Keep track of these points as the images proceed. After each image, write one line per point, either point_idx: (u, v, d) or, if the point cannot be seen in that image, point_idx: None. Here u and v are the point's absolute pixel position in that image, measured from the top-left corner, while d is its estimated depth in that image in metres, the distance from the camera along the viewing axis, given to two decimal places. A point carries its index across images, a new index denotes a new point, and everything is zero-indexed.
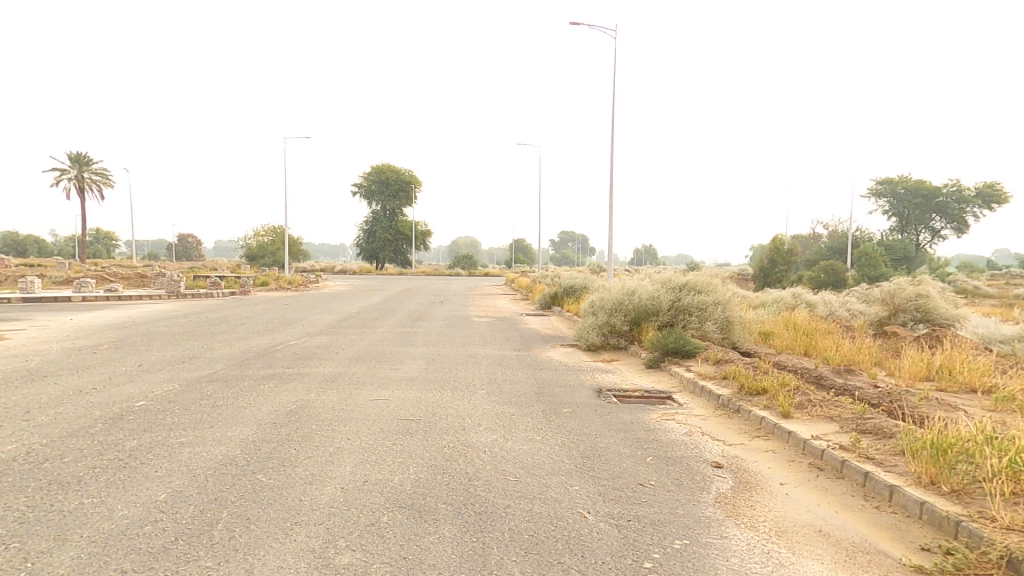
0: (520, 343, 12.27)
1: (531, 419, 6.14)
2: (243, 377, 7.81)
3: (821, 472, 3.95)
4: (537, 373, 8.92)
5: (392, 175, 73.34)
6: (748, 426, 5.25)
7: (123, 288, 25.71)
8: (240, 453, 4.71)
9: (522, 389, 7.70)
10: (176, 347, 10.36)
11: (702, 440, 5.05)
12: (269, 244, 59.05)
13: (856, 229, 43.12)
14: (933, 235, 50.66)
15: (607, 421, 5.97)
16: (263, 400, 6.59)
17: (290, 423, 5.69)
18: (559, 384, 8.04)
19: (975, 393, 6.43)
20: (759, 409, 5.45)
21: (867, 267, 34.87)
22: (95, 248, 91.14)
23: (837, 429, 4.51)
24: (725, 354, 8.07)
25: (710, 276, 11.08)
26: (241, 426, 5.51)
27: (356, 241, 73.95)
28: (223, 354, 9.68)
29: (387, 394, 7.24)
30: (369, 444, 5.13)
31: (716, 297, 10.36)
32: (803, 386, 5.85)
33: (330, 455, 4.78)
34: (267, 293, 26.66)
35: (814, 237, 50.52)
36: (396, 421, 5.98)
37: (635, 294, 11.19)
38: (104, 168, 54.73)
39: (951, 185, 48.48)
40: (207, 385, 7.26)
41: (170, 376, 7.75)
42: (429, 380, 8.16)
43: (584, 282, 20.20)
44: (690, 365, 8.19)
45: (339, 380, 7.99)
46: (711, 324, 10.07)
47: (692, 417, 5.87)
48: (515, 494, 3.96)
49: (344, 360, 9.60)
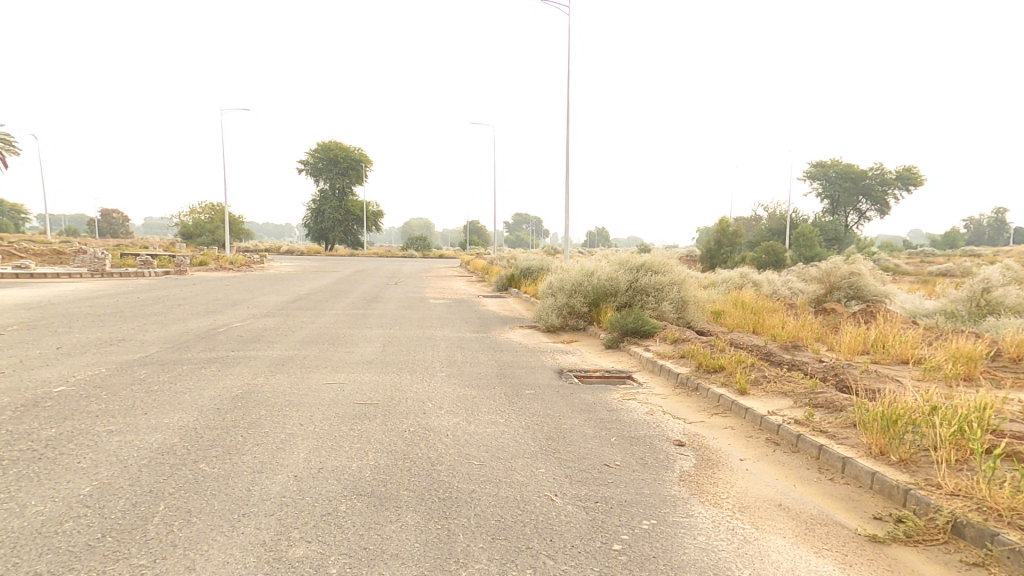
0: (478, 325, 12.15)
1: (494, 401, 6.05)
2: (181, 361, 7.26)
3: (777, 446, 4.07)
4: (497, 355, 8.82)
5: (340, 151, 70.46)
6: (707, 404, 5.36)
7: (39, 266, 23.52)
8: (179, 441, 4.34)
9: (482, 372, 7.59)
10: (103, 329, 9.51)
11: (663, 419, 5.12)
12: (208, 223, 55.69)
13: (794, 213, 45.45)
14: (861, 218, 54.15)
15: (569, 402, 5.96)
16: (204, 385, 6.13)
17: (237, 409, 5.33)
18: (520, 366, 7.98)
19: (906, 364, 6.87)
20: (717, 387, 5.58)
21: (803, 248, 36.95)
22: (6, 224, 83.01)
23: (791, 404, 4.67)
24: (682, 334, 8.26)
25: (666, 257, 11.29)
26: (180, 412, 5.10)
27: (304, 220, 71.00)
28: (158, 336, 8.97)
29: (343, 378, 6.93)
30: (325, 430, 4.85)
31: (673, 278, 10.57)
32: (757, 364, 6.04)
33: (282, 441, 4.49)
34: (206, 273, 25.11)
35: (756, 219, 53.00)
36: (352, 405, 5.71)
37: (594, 275, 11.27)
38: (6, 134, 49.20)
39: (876, 169, 51.87)
40: (140, 369, 6.68)
41: (97, 360, 7.09)
42: (386, 363, 7.89)
43: (541, 263, 20.26)
44: (648, 345, 8.31)
45: (289, 363, 7.58)
46: (668, 303, 10.28)
47: (652, 397, 5.95)
48: (480, 479, 3.85)
49: (294, 343, 9.13)
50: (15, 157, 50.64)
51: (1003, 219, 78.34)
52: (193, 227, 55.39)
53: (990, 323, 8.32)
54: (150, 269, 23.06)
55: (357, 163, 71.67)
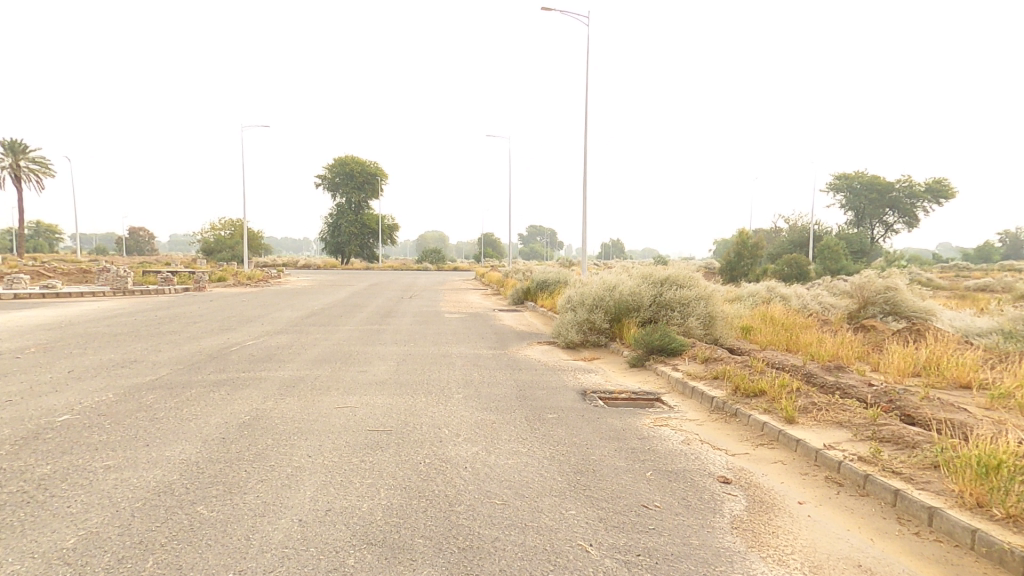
0: (495, 340, 11.77)
1: (515, 427, 5.64)
2: (191, 384, 7.00)
3: (841, 488, 3.61)
4: (516, 374, 8.42)
5: (356, 167, 71.30)
6: (750, 433, 4.90)
7: (63, 284, 23.88)
8: (178, 478, 4.01)
9: (501, 393, 7.19)
10: (116, 350, 9.34)
11: (702, 450, 4.67)
12: (227, 239, 56.57)
13: (817, 224, 44.41)
14: (886, 229, 52.71)
15: (597, 428, 5.53)
16: (212, 411, 5.85)
17: (243, 438, 5.01)
18: (541, 387, 7.57)
19: (965, 390, 6.32)
20: (760, 414, 5.12)
21: (828, 260, 36.00)
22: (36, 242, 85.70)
23: (850, 437, 4.20)
24: (713, 353, 7.79)
25: (692, 270, 10.85)
26: (183, 442, 4.79)
27: (321, 235, 71.80)
28: (170, 357, 8.76)
29: (356, 400, 6.60)
30: (333, 463, 4.50)
31: (700, 292, 10.12)
32: (803, 388, 5.56)
33: (287, 477, 4.15)
34: (224, 289, 25.16)
35: (776, 230, 52.02)
36: (364, 433, 5.35)
37: (616, 289, 10.88)
38: (43, 158, 51.11)
39: (903, 182, 50.44)
40: (148, 394, 6.43)
41: (106, 384, 6.87)
42: (401, 384, 7.55)
43: (558, 276, 19.86)
44: (677, 364, 7.85)
45: (301, 385, 7.27)
46: (695, 319, 9.82)
47: (687, 423, 5.50)
48: (505, 523, 3.44)
49: (307, 362, 8.85)
50: (48, 177, 52.28)
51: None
52: (213, 243, 56.24)
53: None
54: (169, 285, 23.17)
55: (374, 178, 72.46)
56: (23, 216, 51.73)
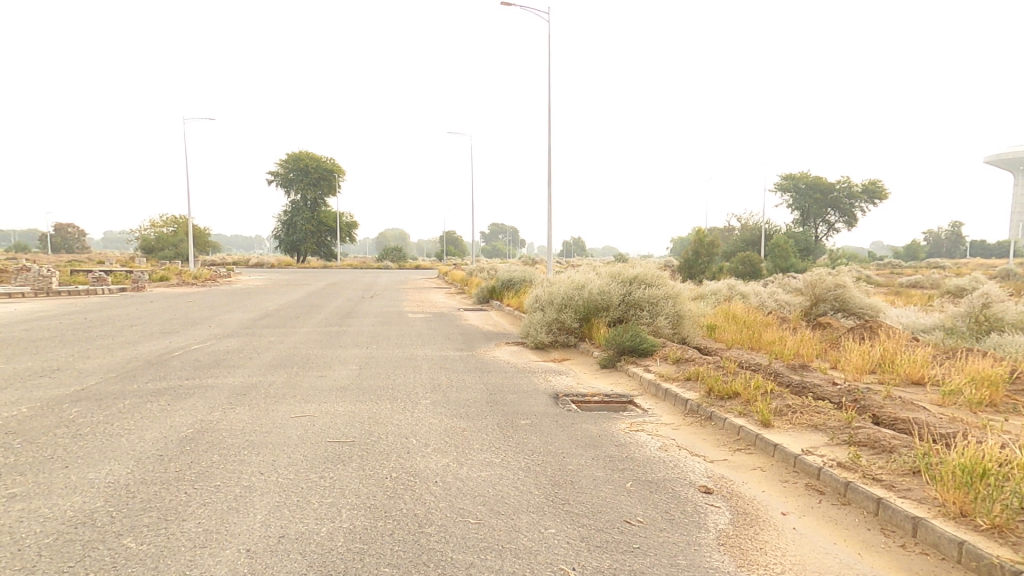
0: (461, 341, 11.43)
1: (486, 436, 5.36)
2: (125, 395, 6.33)
3: (822, 496, 3.52)
4: (485, 377, 8.14)
5: (312, 161, 68.97)
6: (726, 437, 4.80)
7: None
8: (102, 505, 3.50)
9: (470, 398, 6.88)
10: (39, 357, 8.42)
11: (680, 456, 4.53)
12: (172, 235, 53.46)
13: (767, 223, 46.17)
14: (830, 229, 55.46)
15: (572, 435, 5.32)
16: (147, 424, 5.26)
17: (184, 455, 4.49)
18: (511, 391, 7.31)
19: (920, 385, 6.51)
20: (735, 417, 5.04)
21: (779, 259, 37.50)
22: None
23: (827, 442, 4.14)
24: (684, 353, 7.77)
25: (659, 270, 10.87)
26: (112, 463, 4.24)
27: (275, 232, 69.07)
28: (103, 364, 7.96)
29: (313, 409, 6.13)
30: (288, 480, 4.07)
31: (668, 291, 10.15)
32: (775, 390, 5.53)
33: (234, 499, 3.70)
34: (167, 289, 23.61)
35: (729, 230, 53.83)
36: (323, 445, 4.93)
37: (585, 289, 10.78)
38: None
39: (844, 183, 53.20)
40: (72, 407, 5.75)
41: (23, 396, 6.11)
42: (363, 389, 7.11)
43: (523, 274, 19.69)
44: (648, 365, 7.78)
45: (252, 393, 6.72)
46: (663, 318, 9.84)
47: (662, 428, 5.37)
48: (480, 546, 3.16)
49: (259, 367, 8.25)
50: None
51: (960, 232, 81.74)
52: (156, 240, 53.01)
53: (994, 341, 8.11)
54: (105, 285, 21.50)
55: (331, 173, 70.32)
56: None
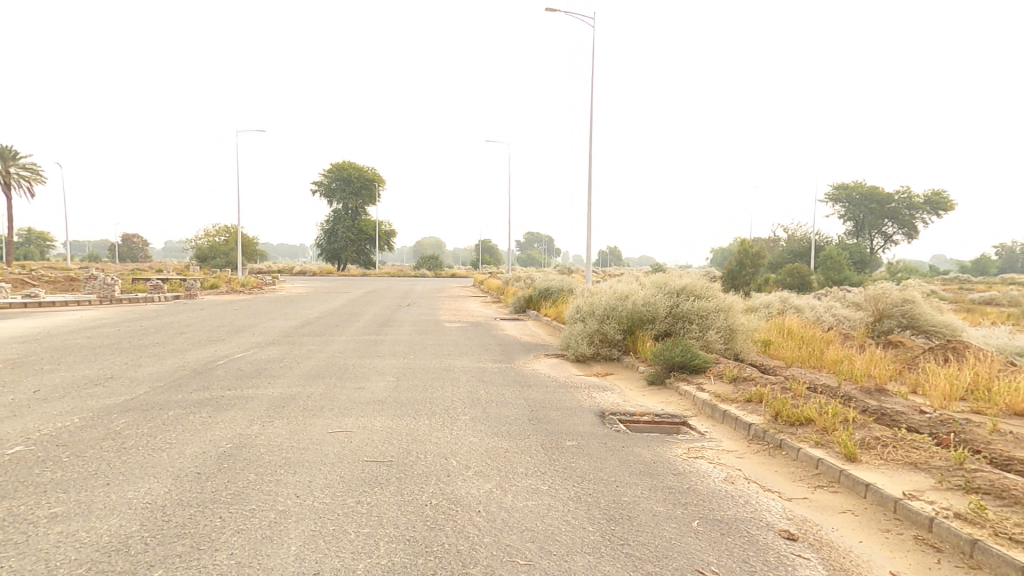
0: (499, 352, 11.14)
1: (531, 458, 5.02)
2: (170, 405, 6.32)
3: (940, 553, 3.00)
4: (526, 392, 7.79)
5: (353, 172, 70.77)
6: (803, 470, 4.30)
7: (48, 292, 23.10)
8: (137, 531, 3.34)
9: (512, 414, 6.55)
10: (94, 364, 8.62)
11: (751, 491, 4.06)
12: (222, 244, 55.80)
13: (817, 235, 44.12)
14: (886, 241, 52.46)
15: (624, 461, 4.91)
16: (188, 438, 5.17)
17: (221, 473, 4.35)
18: (554, 407, 6.93)
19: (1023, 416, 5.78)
20: (812, 447, 4.53)
21: (832, 271, 35.72)
22: (27, 247, 84.66)
23: (935, 487, 3.61)
24: (742, 371, 7.21)
25: (709, 281, 10.29)
26: (150, 480, 4.12)
27: (317, 241, 71.15)
28: (151, 373, 8.06)
29: (351, 424, 5.94)
30: (324, 505, 3.84)
31: (720, 303, 9.58)
32: (857, 418, 4.96)
33: (269, 526, 3.49)
34: (215, 296, 24.38)
35: (775, 241, 51.85)
36: (360, 465, 4.70)
37: (629, 300, 10.34)
38: (36, 164, 50.33)
39: (902, 194, 50.31)
40: (119, 418, 5.74)
41: (75, 404, 6.17)
42: (402, 403, 6.89)
43: (561, 284, 19.30)
44: (701, 383, 7.26)
45: (291, 406, 6.61)
46: (715, 331, 9.27)
47: (724, 456, 4.89)
48: None
49: (299, 378, 8.19)
50: (40, 181, 51.35)
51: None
52: (208, 249, 55.45)
53: None
54: (159, 292, 22.42)
55: (371, 183, 71.97)
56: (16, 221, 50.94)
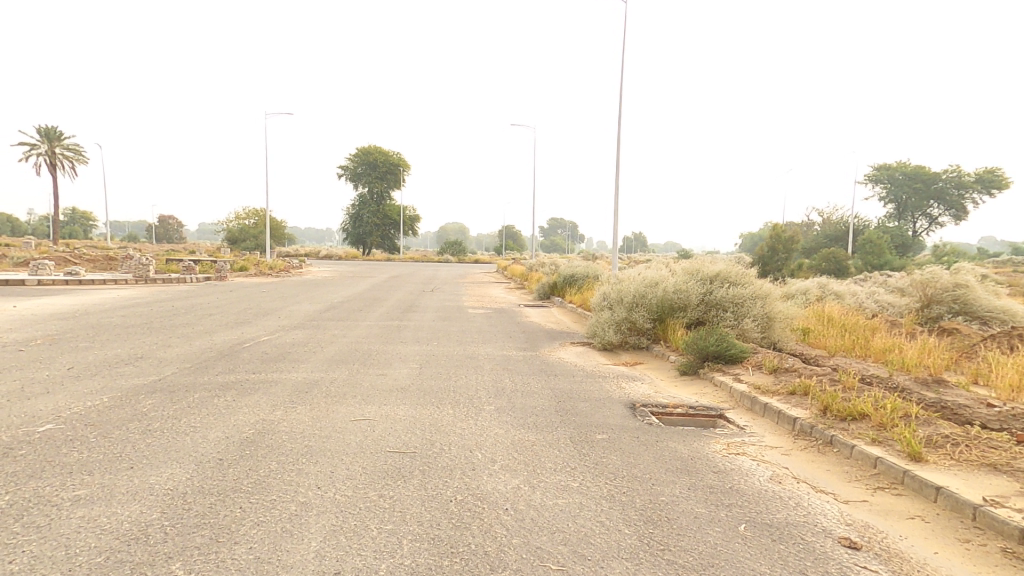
0: (523, 340, 10.93)
1: (559, 452, 4.79)
2: (196, 387, 6.29)
3: None
4: (552, 381, 7.57)
5: (379, 156, 71.05)
6: (859, 470, 3.97)
7: (87, 272, 23.77)
8: (157, 519, 3.23)
9: (538, 405, 6.33)
10: (126, 343, 8.70)
11: (801, 492, 3.76)
12: (251, 228, 56.90)
13: (856, 217, 42.41)
14: (931, 223, 50.09)
15: (659, 456, 4.64)
16: (213, 422, 5.10)
17: (242, 461, 4.24)
18: (582, 398, 6.68)
19: None
20: (869, 445, 4.19)
21: (871, 255, 34.36)
22: (70, 230, 87.94)
23: (1019, 493, 3.25)
24: (782, 362, 6.82)
25: (745, 267, 9.83)
26: (171, 466, 4.03)
27: (343, 226, 71.98)
28: (179, 354, 8.09)
29: (374, 412, 5.83)
30: (346, 498, 3.71)
31: (756, 290, 9.14)
32: (917, 413, 4.59)
33: (289, 520, 3.36)
34: (244, 279, 24.77)
35: (808, 224, 50.15)
36: (381, 456, 4.58)
37: (659, 286, 9.97)
38: (78, 146, 52.02)
39: (952, 172, 47.87)
40: (146, 398, 5.72)
41: (105, 382, 6.19)
42: (425, 391, 6.75)
43: (586, 270, 18.94)
44: (738, 373, 6.90)
45: (314, 392, 6.53)
46: (751, 319, 8.84)
47: (768, 452, 4.58)
48: None
49: (323, 363, 8.13)
50: (81, 164, 52.98)
51: None
52: (238, 233, 56.60)
53: None
54: (190, 274, 22.86)
55: (397, 168, 72.16)
56: (58, 203, 52.81)
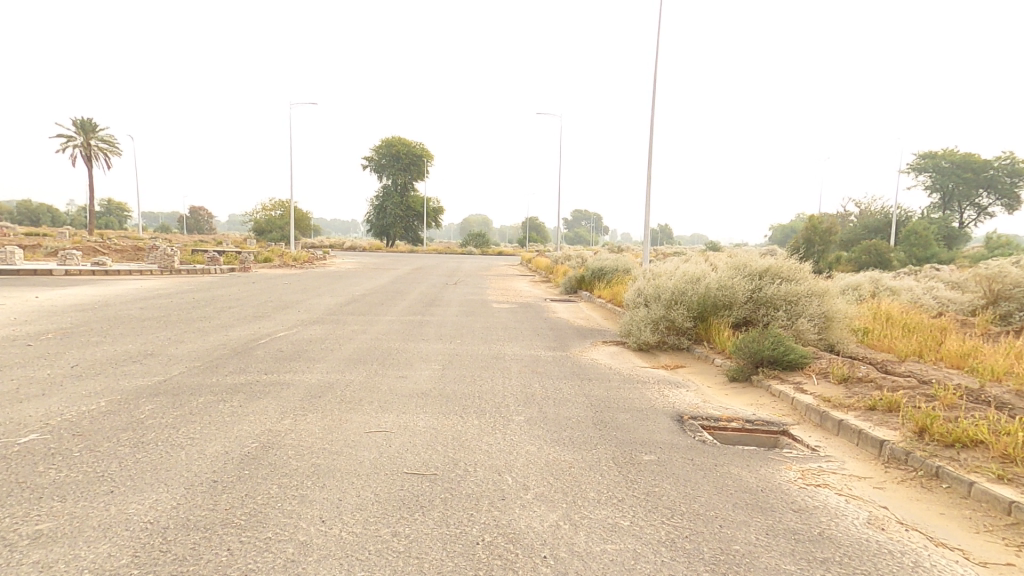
0: (552, 338, 10.26)
1: (603, 477, 4.12)
2: (201, 390, 5.81)
3: None
4: (586, 387, 6.88)
5: (403, 147, 70.91)
6: (986, 517, 3.19)
7: (115, 262, 24.00)
8: (126, 566, 2.68)
9: (573, 416, 5.66)
10: (138, 337, 8.33)
11: (917, 544, 3.00)
12: (278, 220, 57.66)
13: (898, 207, 40.28)
14: (980, 213, 47.22)
15: (724, 486, 3.90)
16: (214, 431, 4.58)
17: (239, 483, 3.68)
18: (622, 408, 5.99)
19: None
20: (994, 483, 3.40)
21: (917, 247, 32.59)
22: (106, 221, 90.76)
23: None
24: (853, 371, 5.97)
25: (799, 261, 8.91)
26: (156, 487, 3.49)
27: (367, 218, 72.30)
28: (190, 351, 7.65)
29: (392, 422, 5.27)
30: (353, 538, 3.10)
31: (813, 287, 8.22)
32: None
33: (283, 568, 2.77)
34: (269, 270, 24.69)
35: (845, 215, 47.95)
36: (396, 480, 3.98)
37: (702, 282, 9.15)
38: (112, 137, 53.30)
39: (1007, 159, 44.94)
40: (146, 401, 5.23)
41: (107, 382, 5.75)
42: (448, 398, 6.15)
43: (616, 264, 18.12)
44: (801, 383, 6.08)
45: (328, 397, 6.00)
46: (807, 319, 7.94)
47: (858, 484, 3.81)
48: None
49: (340, 362, 7.62)
50: (115, 155, 54.31)
51: None
52: (265, 224, 57.32)
53: None
54: (215, 265, 22.82)
55: (420, 159, 72.00)
56: (94, 193, 54.23)
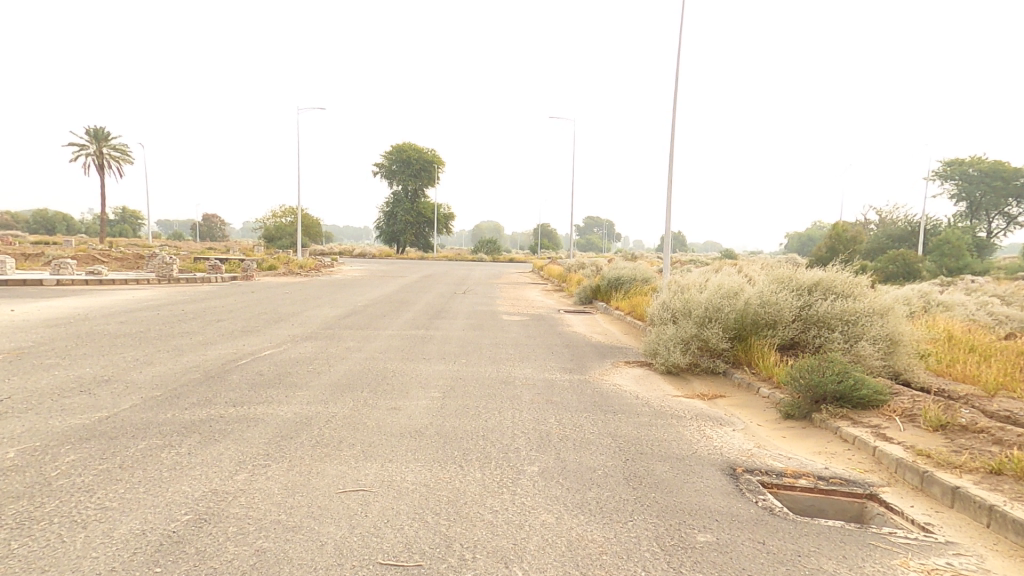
0: (568, 357, 9.15)
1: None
2: (147, 431, 4.80)
3: None
4: (613, 423, 5.76)
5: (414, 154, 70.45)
6: None
7: (114, 270, 23.27)
8: None
9: (599, 467, 4.55)
10: (100, 359, 7.39)
11: None
12: (288, 227, 57.42)
13: (924, 216, 38.60)
14: (1010, 222, 45.13)
15: None
16: (139, 497, 3.56)
17: None
18: (659, 455, 4.86)
19: None
20: None
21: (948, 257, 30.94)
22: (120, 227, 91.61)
23: None
24: (952, 417, 4.86)
25: (855, 274, 7.71)
26: None
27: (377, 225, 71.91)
28: (154, 377, 6.67)
29: (373, 476, 4.20)
30: None
31: (873, 304, 7.03)
32: None
33: None
34: (271, 278, 23.90)
35: (868, 223, 46.23)
36: None
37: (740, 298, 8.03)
38: (124, 145, 53.45)
39: None
40: (68, 450, 4.23)
41: (33, 423, 4.77)
42: (446, 439, 5.08)
43: (634, 272, 16.96)
44: (882, 429, 4.94)
45: (300, 437, 4.95)
46: (869, 342, 6.74)
47: None
48: None
49: (325, 390, 6.58)
50: (127, 162, 54.48)
51: None
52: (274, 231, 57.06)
53: None
54: (216, 273, 22.06)
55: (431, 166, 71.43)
56: (105, 201, 54.33)
